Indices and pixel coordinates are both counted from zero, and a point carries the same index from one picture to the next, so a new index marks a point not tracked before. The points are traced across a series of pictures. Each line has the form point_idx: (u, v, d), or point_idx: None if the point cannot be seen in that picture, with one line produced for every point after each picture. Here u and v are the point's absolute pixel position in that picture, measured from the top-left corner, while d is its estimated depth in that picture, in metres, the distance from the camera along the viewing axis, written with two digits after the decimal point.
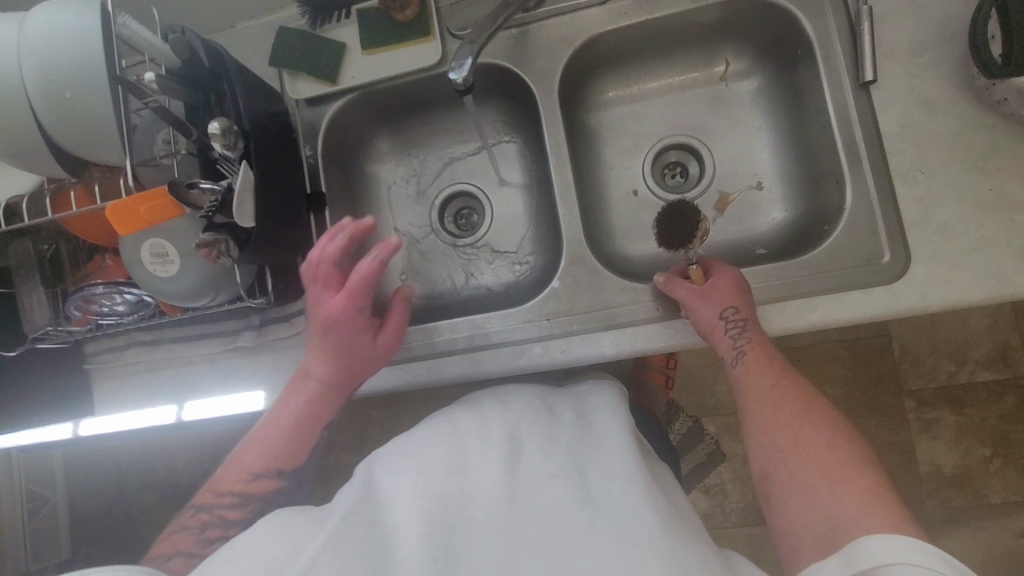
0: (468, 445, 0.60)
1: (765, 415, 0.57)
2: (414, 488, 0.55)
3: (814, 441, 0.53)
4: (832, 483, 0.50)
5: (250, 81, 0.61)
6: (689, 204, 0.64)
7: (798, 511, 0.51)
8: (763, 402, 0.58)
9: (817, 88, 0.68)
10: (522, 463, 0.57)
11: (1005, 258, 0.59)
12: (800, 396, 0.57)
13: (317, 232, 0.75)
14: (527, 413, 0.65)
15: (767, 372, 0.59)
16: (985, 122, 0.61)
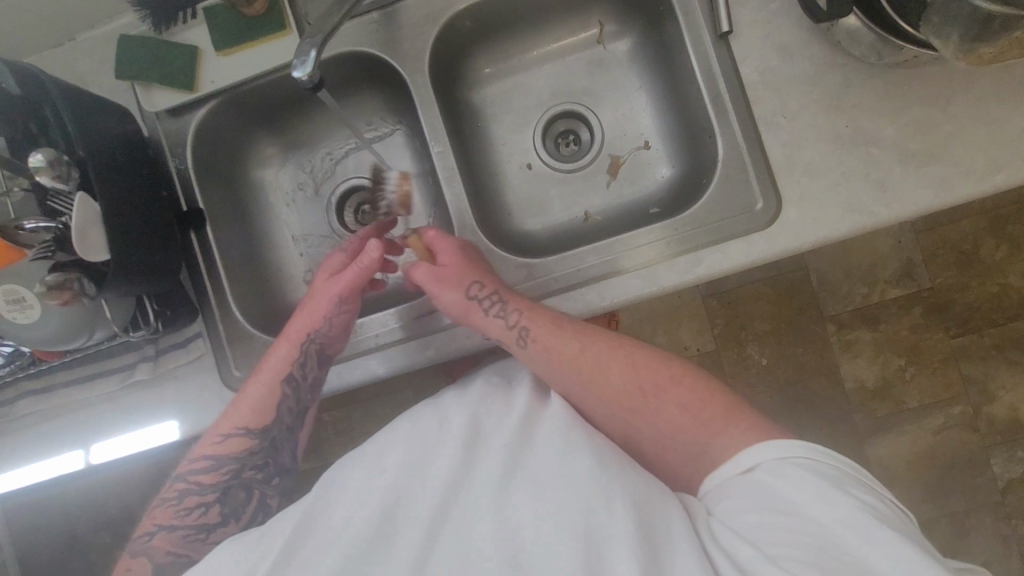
0: (429, 437, 0.56)
1: (596, 379, 0.61)
2: (377, 488, 0.52)
3: (656, 382, 0.61)
4: (699, 419, 0.58)
5: (84, 100, 0.57)
6: (535, 158, 0.80)
7: (676, 454, 0.59)
8: (596, 366, 0.62)
9: (682, 43, 0.69)
10: (481, 450, 0.55)
11: (863, 191, 0.63)
12: (616, 346, 0.63)
13: (201, 251, 0.71)
14: (487, 394, 0.62)
15: (559, 331, 0.62)
16: (837, 60, 0.63)
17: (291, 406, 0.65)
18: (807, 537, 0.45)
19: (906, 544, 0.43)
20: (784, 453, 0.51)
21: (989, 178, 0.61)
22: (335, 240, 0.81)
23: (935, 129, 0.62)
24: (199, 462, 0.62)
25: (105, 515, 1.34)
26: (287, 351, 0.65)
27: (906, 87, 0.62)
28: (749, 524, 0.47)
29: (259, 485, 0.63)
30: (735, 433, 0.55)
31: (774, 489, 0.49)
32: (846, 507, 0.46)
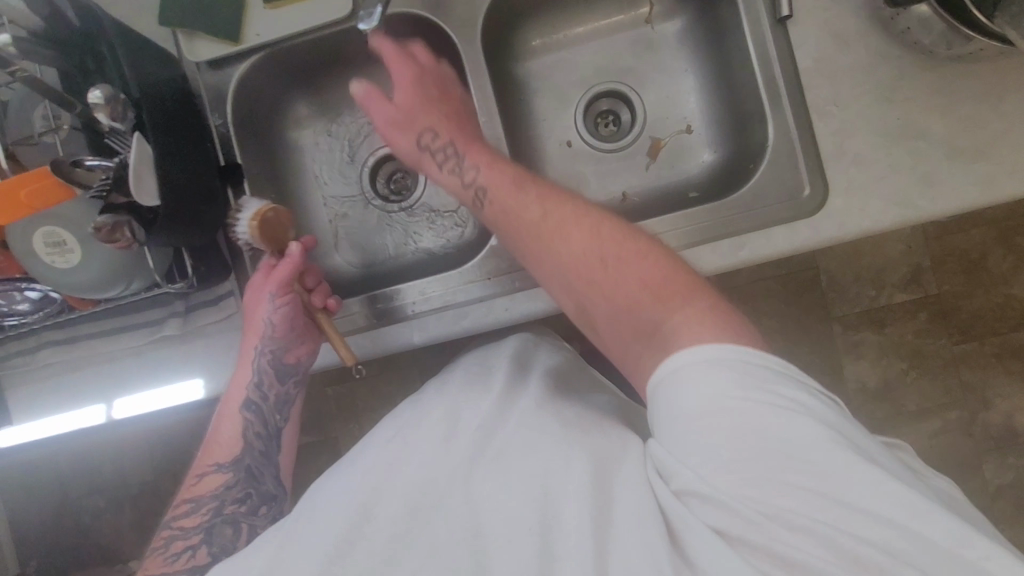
0: (405, 435, 0.57)
1: (554, 223, 0.56)
2: (362, 480, 0.52)
3: (582, 232, 0.55)
4: (657, 301, 0.50)
5: (135, 41, 0.55)
6: (587, 124, 0.79)
7: (624, 290, 0.52)
8: (539, 254, 0.56)
9: (737, 26, 0.68)
10: (453, 441, 0.54)
11: (910, 184, 0.63)
12: (577, 217, 0.56)
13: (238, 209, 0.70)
14: (466, 385, 0.64)
15: (511, 188, 0.59)
16: (893, 52, 0.63)
17: (260, 431, 0.66)
18: (743, 441, 0.41)
19: (840, 435, 0.41)
20: (714, 355, 0.45)
21: None
22: (366, 210, 0.81)
23: (985, 127, 0.62)
24: (181, 507, 0.62)
25: (100, 478, 1.32)
26: (243, 368, 0.66)
27: (960, 83, 0.62)
28: (685, 434, 0.43)
29: (244, 518, 0.62)
30: (692, 310, 0.49)
31: (705, 392, 0.43)
32: (777, 404, 0.42)
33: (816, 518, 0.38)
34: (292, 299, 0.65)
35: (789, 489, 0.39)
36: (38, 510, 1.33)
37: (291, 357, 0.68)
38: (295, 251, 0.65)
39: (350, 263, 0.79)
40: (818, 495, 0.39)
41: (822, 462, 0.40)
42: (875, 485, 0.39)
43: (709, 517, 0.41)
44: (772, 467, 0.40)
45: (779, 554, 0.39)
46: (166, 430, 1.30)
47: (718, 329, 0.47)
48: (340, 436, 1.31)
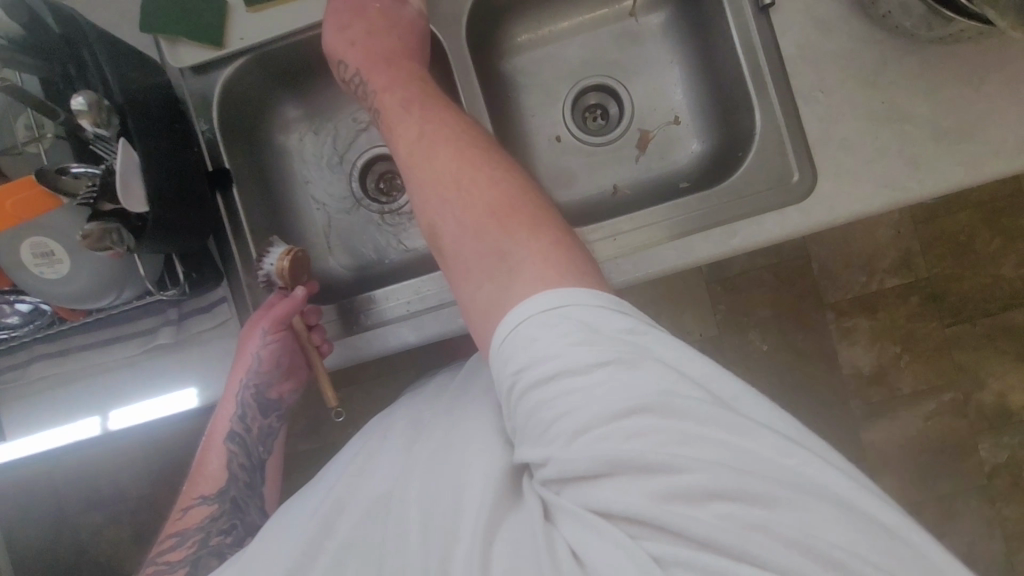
0: (373, 445, 0.56)
1: (429, 150, 0.54)
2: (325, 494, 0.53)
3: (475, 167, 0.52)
4: (500, 224, 0.49)
5: (118, 48, 0.55)
6: (575, 116, 0.79)
7: (462, 221, 0.50)
8: (430, 173, 0.53)
9: (721, 16, 0.69)
10: (415, 446, 0.53)
11: (897, 166, 0.64)
12: (438, 129, 0.55)
13: (227, 213, 0.69)
14: (435, 389, 0.62)
15: (410, 121, 0.57)
16: (876, 37, 0.64)
17: (245, 464, 0.68)
18: (588, 400, 0.40)
19: (660, 385, 0.40)
20: (550, 303, 0.44)
21: (1017, 157, 0.62)
22: (358, 211, 0.80)
23: (967, 107, 0.63)
24: (167, 540, 0.63)
25: (95, 492, 1.31)
26: (226, 403, 0.66)
27: (942, 64, 0.63)
28: (540, 401, 0.42)
29: (229, 549, 0.63)
30: (531, 244, 0.47)
31: (542, 359, 0.42)
32: (618, 355, 0.41)
33: (668, 469, 0.38)
34: (284, 336, 0.66)
35: (642, 444, 0.39)
36: (34, 526, 1.31)
37: (274, 391, 0.69)
38: (297, 294, 0.66)
39: (343, 265, 0.79)
40: (665, 445, 0.38)
41: (664, 409, 0.39)
42: (718, 419, 0.39)
43: (586, 499, 0.40)
44: (620, 420, 0.40)
45: (637, 511, 0.38)
46: (162, 442, 1.28)
47: (556, 271, 0.45)
48: (339, 439, 1.31)
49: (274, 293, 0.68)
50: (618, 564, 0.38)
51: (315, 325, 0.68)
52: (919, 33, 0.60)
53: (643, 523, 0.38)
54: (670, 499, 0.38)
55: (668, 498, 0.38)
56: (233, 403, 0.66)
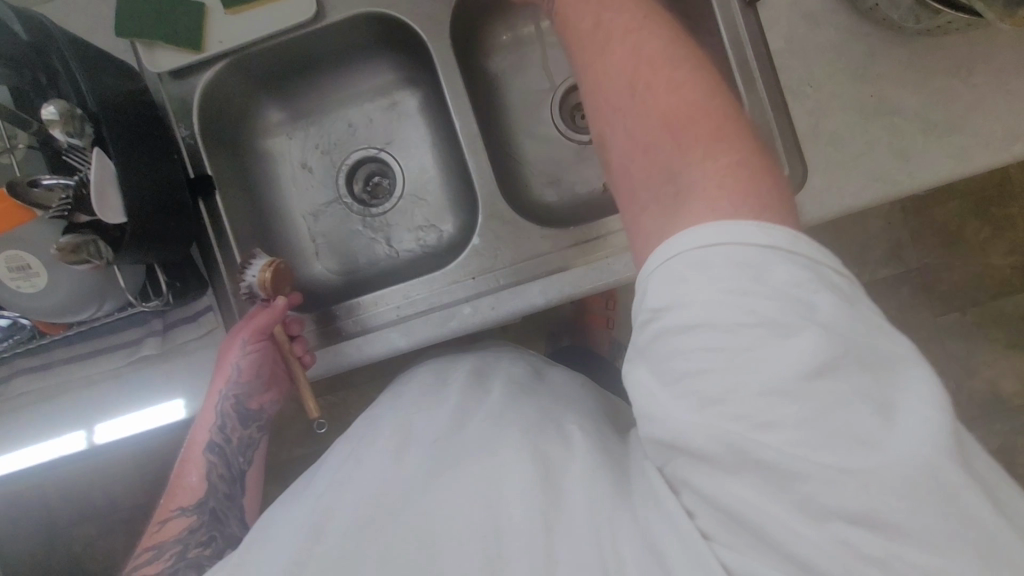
0: (361, 451, 0.54)
1: (597, 57, 0.48)
2: (325, 499, 0.50)
3: (668, 65, 0.45)
4: (678, 146, 0.43)
5: (92, 54, 0.54)
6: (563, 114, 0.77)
7: (639, 126, 0.44)
8: (603, 95, 0.47)
9: (707, 11, 0.68)
10: (409, 453, 0.52)
11: (887, 160, 0.63)
12: (629, 32, 0.47)
13: (210, 222, 0.68)
14: (421, 395, 0.62)
15: (589, 31, 0.50)
16: (863, 30, 0.63)
17: (224, 475, 0.66)
18: (734, 367, 0.35)
19: (830, 364, 0.33)
20: (705, 244, 0.38)
21: (1006, 147, 0.62)
22: (345, 214, 0.79)
23: (956, 98, 0.63)
24: (143, 553, 0.60)
25: (88, 504, 1.29)
26: (206, 412, 0.65)
27: (929, 55, 0.63)
28: (669, 356, 0.37)
29: (208, 561, 0.60)
30: (717, 161, 0.41)
31: (686, 312, 0.37)
32: (788, 322, 0.34)
33: (805, 462, 0.33)
34: (263, 347, 0.64)
35: (783, 427, 0.33)
36: (27, 539, 1.29)
37: (254, 402, 0.68)
38: (279, 303, 0.65)
39: (332, 269, 0.78)
40: (808, 435, 0.33)
41: (826, 394, 0.33)
42: (892, 420, 0.32)
43: (682, 472, 0.38)
44: (768, 398, 0.34)
45: (751, 497, 0.34)
46: (153, 451, 1.27)
47: (745, 204, 0.39)
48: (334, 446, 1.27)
49: (256, 303, 0.66)
50: (671, 548, 0.37)
51: (298, 336, 0.67)
52: (907, 25, 0.59)
53: (732, 514, 0.35)
54: (783, 490, 0.33)
55: (787, 490, 0.33)
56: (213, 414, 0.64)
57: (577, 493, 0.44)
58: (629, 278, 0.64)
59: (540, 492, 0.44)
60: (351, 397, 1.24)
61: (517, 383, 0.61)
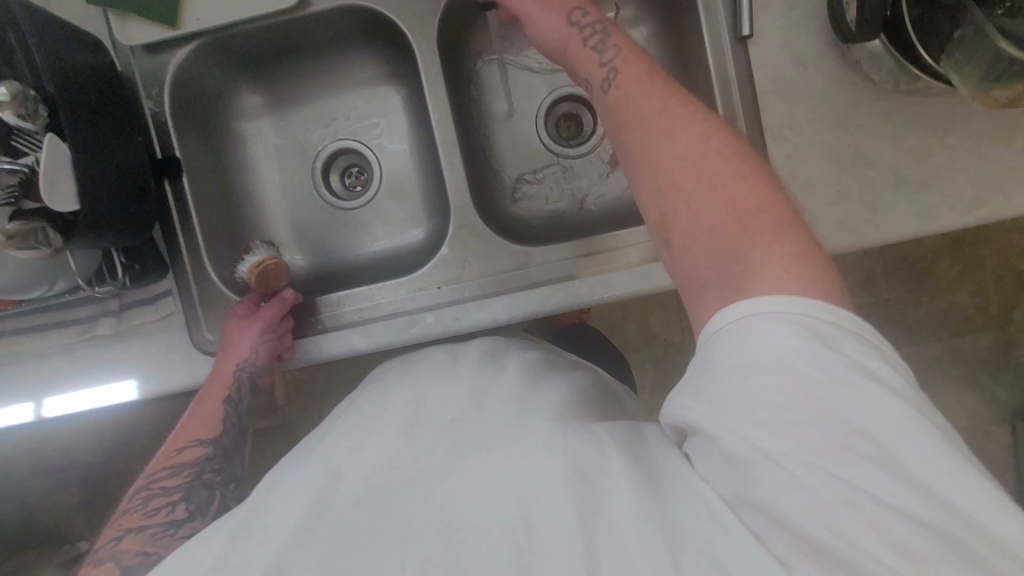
0: (371, 422, 0.53)
1: (645, 117, 0.49)
2: (347, 463, 0.48)
3: (721, 142, 0.46)
4: (746, 231, 0.43)
5: (54, 26, 0.52)
6: (550, 126, 0.77)
7: (698, 197, 0.45)
8: (659, 171, 0.47)
9: (698, 39, 0.67)
10: (427, 435, 0.49)
11: (857, 210, 0.64)
12: (687, 113, 0.48)
13: (175, 202, 0.67)
14: (437, 364, 0.62)
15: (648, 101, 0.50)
16: (850, 78, 0.63)
17: (239, 423, 0.67)
18: (808, 403, 0.36)
19: (893, 405, 0.35)
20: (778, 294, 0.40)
21: (971, 212, 0.63)
22: (319, 205, 0.78)
23: (931, 158, 0.63)
24: (160, 474, 0.60)
25: (47, 455, 1.28)
26: (217, 372, 0.64)
27: (912, 112, 0.63)
28: (744, 393, 0.37)
29: (220, 487, 0.61)
30: (774, 241, 0.42)
31: (749, 349, 0.39)
32: (853, 365, 0.37)
33: (882, 498, 0.33)
34: (276, 337, 0.64)
35: (859, 462, 0.34)
36: None
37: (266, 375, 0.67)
38: (288, 295, 0.67)
39: (298, 261, 0.77)
40: (882, 470, 0.34)
41: (891, 433, 0.35)
42: (957, 469, 0.34)
43: (751, 492, 0.36)
44: (844, 437, 0.35)
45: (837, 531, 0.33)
46: (108, 417, 1.25)
47: (810, 285, 0.40)
48: (299, 421, 1.25)
49: (244, 301, 0.66)
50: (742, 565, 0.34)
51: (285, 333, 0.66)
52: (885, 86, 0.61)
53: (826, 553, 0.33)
54: (866, 525, 0.33)
55: (873, 528, 0.33)
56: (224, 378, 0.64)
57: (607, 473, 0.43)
58: (594, 303, 0.65)
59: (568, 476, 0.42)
60: (316, 377, 1.23)
61: (536, 369, 0.61)
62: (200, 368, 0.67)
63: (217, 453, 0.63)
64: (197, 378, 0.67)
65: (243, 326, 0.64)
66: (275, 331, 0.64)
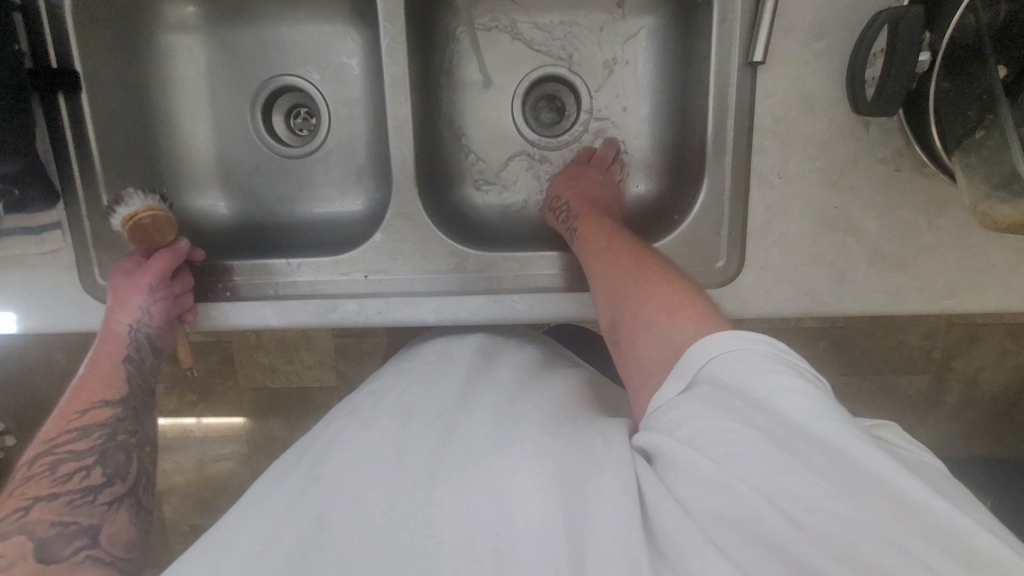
0: (353, 422, 0.46)
1: (590, 250, 0.55)
2: (323, 467, 0.42)
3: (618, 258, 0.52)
4: (666, 312, 0.45)
5: None
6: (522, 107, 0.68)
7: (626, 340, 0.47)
8: (611, 278, 0.51)
9: (705, 50, 0.58)
10: (416, 436, 0.43)
11: (825, 279, 0.59)
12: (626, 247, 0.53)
13: (71, 122, 0.57)
14: (430, 365, 0.54)
15: (600, 230, 0.56)
16: (855, 133, 0.56)
17: (148, 378, 0.59)
18: (718, 448, 0.35)
19: (787, 429, 0.32)
20: (713, 352, 0.38)
21: (937, 301, 0.60)
22: (256, 146, 0.69)
23: (915, 237, 0.58)
24: (62, 436, 0.53)
25: None
26: (111, 327, 0.57)
27: (909, 185, 0.57)
28: (675, 428, 0.38)
29: (136, 450, 0.56)
30: (677, 319, 0.43)
31: (685, 406, 0.38)
32: (747, 398, 0.35)
33: (807, 517, 0.31)
34: (170, 292, 0.57)
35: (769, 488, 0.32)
36: None
37: (171, 329, 0.60)
38: (183, 248, 0.59)
39: (219, 207, 0.68)
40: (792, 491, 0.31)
41: (789, 457, 0.32)
42: (881, 484, 0.30)
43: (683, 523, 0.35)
44: (745, 465, 0.33)
45: (771, 546, 0.31)
46: None
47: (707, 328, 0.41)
48: (233, 342, 1.19)
49: (134, 253, 0.58)
50: None
51: (186, 287, 0.59)
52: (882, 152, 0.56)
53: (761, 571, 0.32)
54: (809, 543, 0.30)
55: (812, 545, 0.30)
56: (119, 333, 0.57)
57: (610, 514, 0.37)
58: (530, 321, 0.60)
59: (561, 509, 0.36)
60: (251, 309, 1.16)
61: (530, 372, 0.53)
62: (88, 315, 0.60)
63: (127, 411, 0.56)
64: (84, 325, 0.60)
65: (135, 279, 0.56)
66: (167, 285, 0.57)
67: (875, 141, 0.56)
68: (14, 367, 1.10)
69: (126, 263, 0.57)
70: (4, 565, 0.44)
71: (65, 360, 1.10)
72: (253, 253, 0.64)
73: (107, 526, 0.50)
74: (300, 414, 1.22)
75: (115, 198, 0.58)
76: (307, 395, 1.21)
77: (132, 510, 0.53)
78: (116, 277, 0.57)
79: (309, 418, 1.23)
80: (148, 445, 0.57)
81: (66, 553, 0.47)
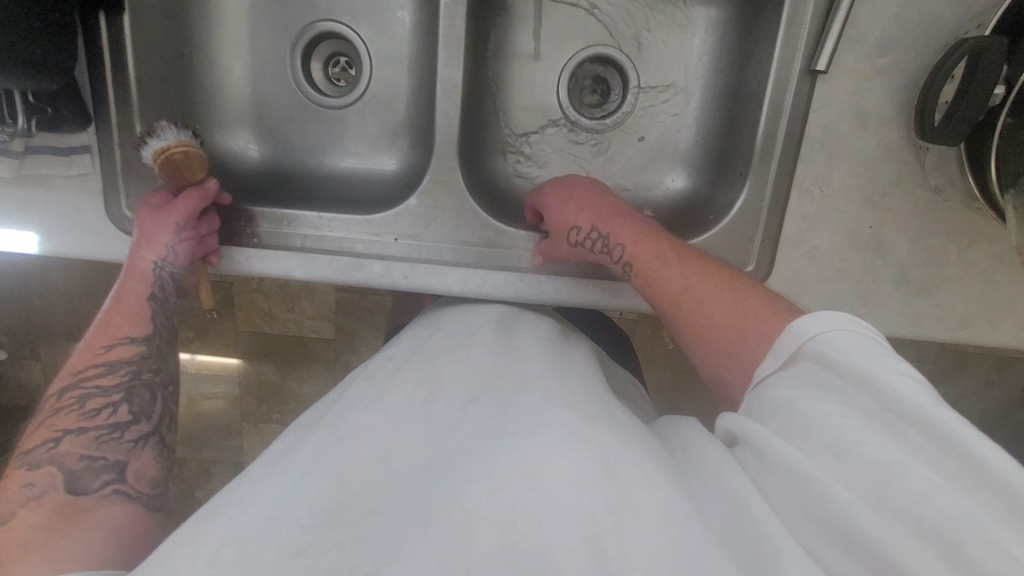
0: (380, 388, 0.46)
1: (646, 279, 0.53)
2: (343, 431, 0.41)
3: (673, 278, 0.50)
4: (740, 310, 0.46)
5: None
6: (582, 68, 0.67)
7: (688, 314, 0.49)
8: (683, 303, 0.50)
9: (767, 50, 0.57)
10: (439, 412, 0.43)
11: (849, 296, 0.60)
12: (687, 263, 0.51)
13: (110, 43, 0.56)
14: (454, 335, 0.54)
15: (661, 262, 0.52)
16: (902, 155, 0.56)
17: (171, 318, 0.59)
18: (815, 422, 0.37)
19: (894, 414, 0.34)
20: (819, 328, 0.39)
21: (953, 330, 0.61)
22: (293, 91, 0.67)
23: (943, 266, 0.59)
24: (90, 369, 0.53)
25: None
26: (137, 264, 0.56)
27: (948, 213, 0.57)
28: (776, 407, 0.40)
29: (161, 390, 0.56)
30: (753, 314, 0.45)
31: (791, 386, 0.40)
32: (855, 382, 0.36)
33: (901, 496, 0.31)
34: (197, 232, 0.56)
35: (865, 466, 0.33)
36: None
37: (195, 271, 0.59)
38: (210, 187, 0.58)
39: (250, 149, 0.67)
40: (891, 472, 0.32)
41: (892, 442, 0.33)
42: (993, 477, 0.30)
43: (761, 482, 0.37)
44: (842, 442, 0.35)
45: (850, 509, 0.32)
46: None
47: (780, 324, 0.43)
48: (234, 283, 1.19)
49: (161, 190, 0.57)
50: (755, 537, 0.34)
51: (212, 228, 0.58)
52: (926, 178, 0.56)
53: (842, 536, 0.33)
54: (906, 526, 0.31)
55: (915, 528, 0.30)
56: (144, 271, 0.56)
57: (651, 503, 0.35)
58: (553, 303, 0.60)
59: (601, 494, 0.34)
60: None
61: (554, 346, 0.52)
62: (111, 246, 0.58)
63: (152, 349, 0.56)
64: (106, 255, 0.59)
65: (162, 216, 0.55)
66: (195, 225, 0.56)
67: (921, 166, 0.56)
68: (14, 285, 1.08)
69: (153, 199, 0.56)
70: (35, 492, 0.45)
71: (64, 284, 1.08)
72: (283, 202, 0.63)
73: (133, 463, 0.50)
74: (296, 362, 1.23)
75: (147, 129, 0.56)
76: (305, 344, 1.22)
77: (156, 449, 0.53)
78: (141, 212, 0.56)
79: (304, 367, 1.23)
80: (171, 386, 0.57)
81: (95, 486, 0.47)
